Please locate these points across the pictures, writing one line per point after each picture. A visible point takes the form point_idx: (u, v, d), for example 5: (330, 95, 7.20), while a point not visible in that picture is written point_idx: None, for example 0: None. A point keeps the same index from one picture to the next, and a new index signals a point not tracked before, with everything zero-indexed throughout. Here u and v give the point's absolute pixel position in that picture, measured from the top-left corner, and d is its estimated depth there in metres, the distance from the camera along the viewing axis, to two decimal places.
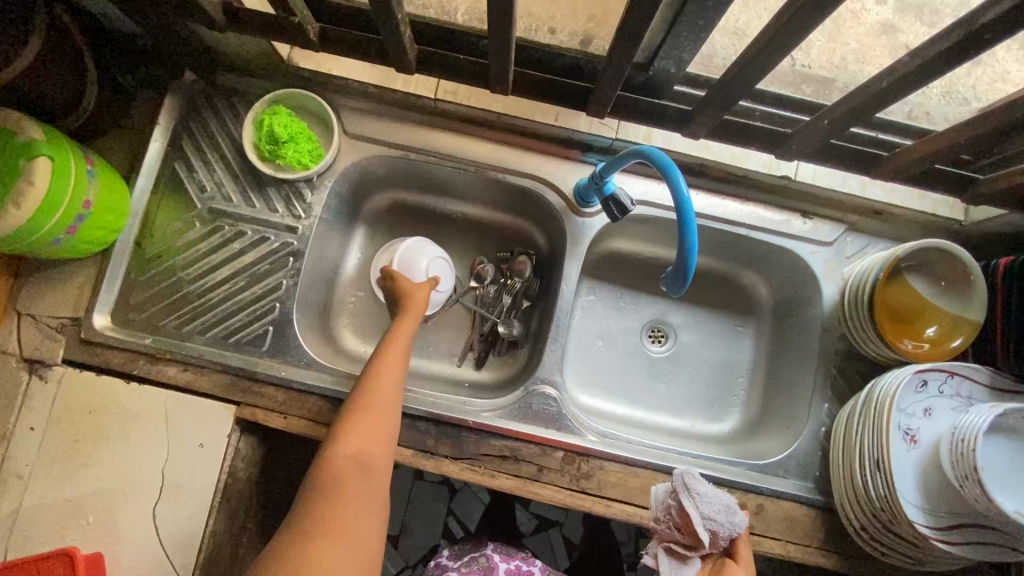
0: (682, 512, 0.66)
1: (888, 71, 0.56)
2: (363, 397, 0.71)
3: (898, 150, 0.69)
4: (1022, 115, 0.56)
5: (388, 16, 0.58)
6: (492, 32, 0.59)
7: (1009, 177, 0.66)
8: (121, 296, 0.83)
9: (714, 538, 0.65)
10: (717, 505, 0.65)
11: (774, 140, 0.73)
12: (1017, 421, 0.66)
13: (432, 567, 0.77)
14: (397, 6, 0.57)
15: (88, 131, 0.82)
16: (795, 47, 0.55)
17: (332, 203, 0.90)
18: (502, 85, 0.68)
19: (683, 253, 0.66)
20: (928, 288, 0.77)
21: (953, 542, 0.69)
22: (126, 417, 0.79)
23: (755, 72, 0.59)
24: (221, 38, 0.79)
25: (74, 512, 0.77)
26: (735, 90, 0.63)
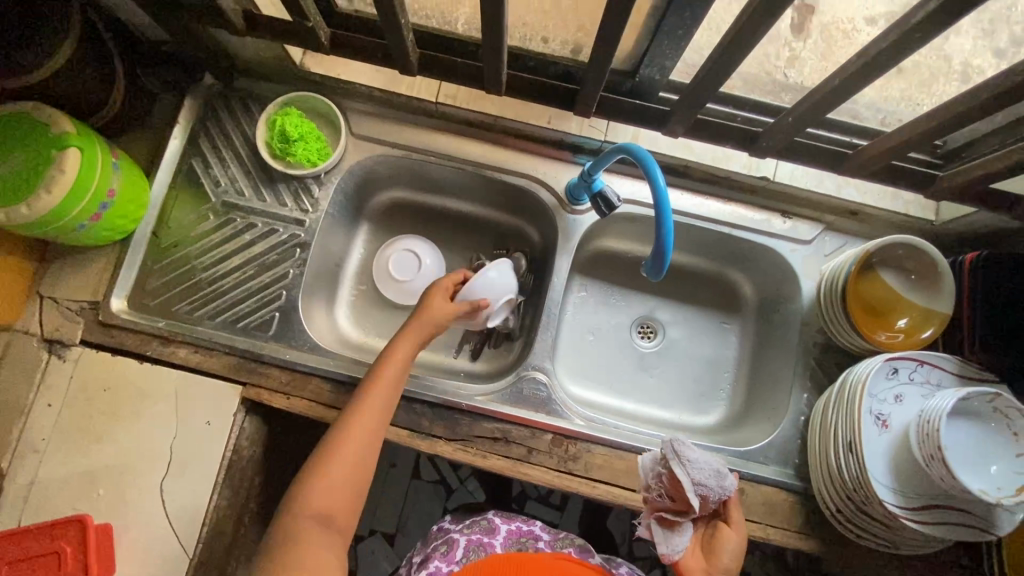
0: (673, 479, 0.68)
1: (841, 72, 0.62)
2: (342, 436, 0.71)
3: (861, 148, 0.75)
4: (967, 113, 0.61)
5: (392, 21, 0.64)
6: (487, 36, 0.65)
7: (967, 174, 0.71)
8: (138, 282, 0.88)
9: (704, 502, 0.68)
10: (708, 471, 0.67)
11: (750, 141, 0.79)
12: (981, 403, 0.70)
13: (437, 530, 0.81)
14: (401, 12, 0.63)
15: (114, 129, 0.88)
16: (754, 49, 0.60)
17: (338, 198, 0.95)
18: (497, 87, 0.74)
19: (661, 241, 0.71)
20: (900, 283, 0.82)
21: (923, 523, 0.72)
22: (138, 395, 0.83)
23: (722, 73, 0.64)
24: (241, 44, 0.86)
25: (86, 484, 0.81)
26: (709, 91, 0.68)
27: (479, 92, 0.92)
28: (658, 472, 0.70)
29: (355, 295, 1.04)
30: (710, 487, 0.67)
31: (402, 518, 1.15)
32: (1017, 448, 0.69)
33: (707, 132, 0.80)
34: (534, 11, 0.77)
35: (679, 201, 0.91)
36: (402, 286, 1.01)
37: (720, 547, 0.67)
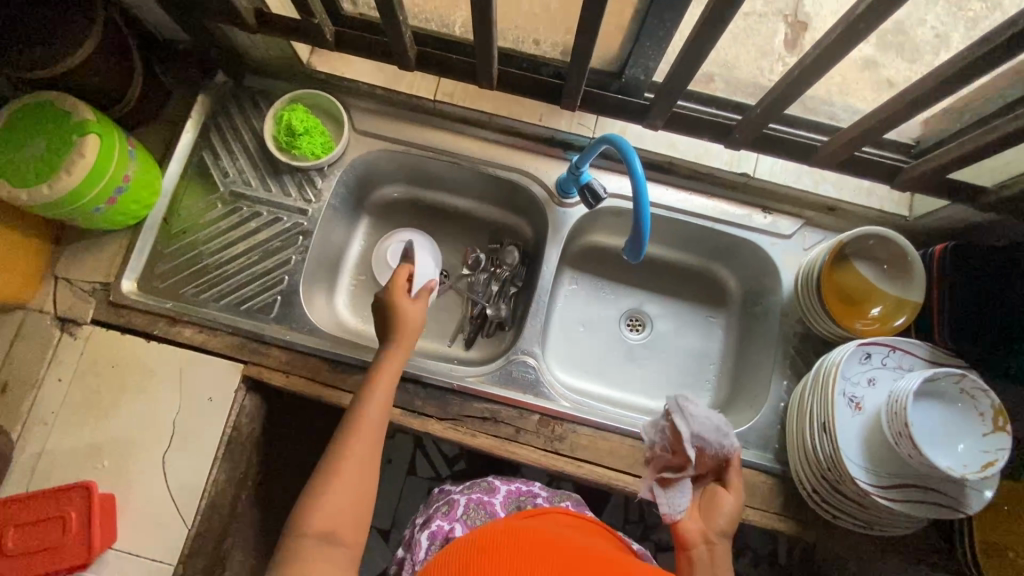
0: (676, 432, 0.76)
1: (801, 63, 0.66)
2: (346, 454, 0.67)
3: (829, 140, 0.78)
4: (923, 106, 0.65)
5: (391, 18, 0.69)
6: (479, 32, 0.70)
7: (930, 166, 0.75)
8: (148, 265, 0.93)
9: (704, 457, 0.74)
10: (708, 424, 0.74)
11: (729, 137, 0.83)
12: (949, 385, 0.73)
13: (439, 491, 0.87)
14: (399, 9, 0.69)
15: (131, 121, 0.93)
16: (719, 42, 0.65)
17: (340, 190, 1.00)
18: (489, 82, 0.79)
19: (639, 224, 0.76)
20: (874, 273, 0.85)
21: (894, 500, 0.75)
22: (144, 371, 0.87)
23: (692, 66, 0.69)
24: (252, 43, 0.91)
25: (91, 455, 0.84)
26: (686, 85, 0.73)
27: (474, 91, 0.97)
28: (663, 429, 0.78)
29: (354, 285, 1.08)
30: (708, 438, 0.73)
31: (396, 508, 1.18)
32: (984, 429, 0.72)
33: (688, 128, 0.85)
34: (525, 14, 0.82)
35: (664, 196, 0.96)
36: None
37: (719, 506, 0.69)
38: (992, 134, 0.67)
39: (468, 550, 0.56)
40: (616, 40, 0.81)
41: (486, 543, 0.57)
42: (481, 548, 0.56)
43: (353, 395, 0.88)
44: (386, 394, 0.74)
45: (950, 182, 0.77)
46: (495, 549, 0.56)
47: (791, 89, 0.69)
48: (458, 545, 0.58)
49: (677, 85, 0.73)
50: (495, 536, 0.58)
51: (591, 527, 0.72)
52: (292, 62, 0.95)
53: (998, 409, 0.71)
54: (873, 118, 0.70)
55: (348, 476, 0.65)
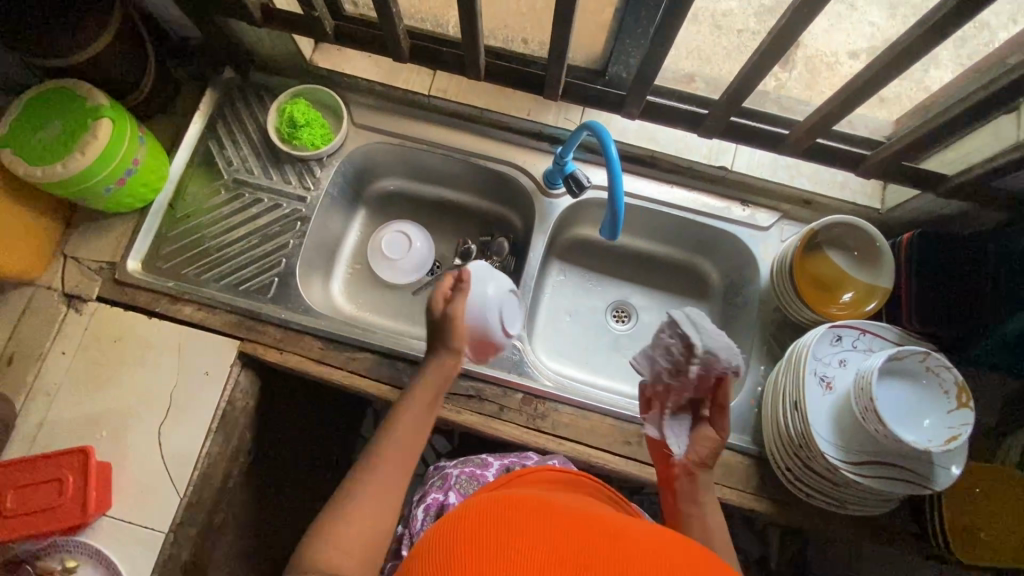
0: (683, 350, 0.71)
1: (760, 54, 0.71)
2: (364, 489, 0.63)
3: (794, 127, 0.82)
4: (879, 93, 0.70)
5: (386, 12, 0.75)
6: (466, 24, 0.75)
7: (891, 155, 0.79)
8: (152, 247, 0.97)
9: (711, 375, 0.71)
10: (720, 343, 0.68)
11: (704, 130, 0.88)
12: (915, 363, 0.75)
13: (433, 468, 0.90)
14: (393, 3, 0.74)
15: (143, 111, 0.99)
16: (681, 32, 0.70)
17: (338, 180, 1.05)
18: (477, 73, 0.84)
19: (614, 206, 0.79)
20: (846, 260, 0.89)
21: (864, 476, 0.77)
22: (145, 346, 0.91)
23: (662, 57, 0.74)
24: (257, 38, 0.97)
25: (90, 425, 0.87)
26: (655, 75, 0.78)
27: (467, 87, 1.02)
28: (669, 349, 0.73)
29: (350, 273, 1.12)
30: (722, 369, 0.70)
31: None
32: (949, 405, 0.75)
33: (667, 121, 0.89)
34: (514, 15, 0.87)
35: (647, 188, 1.00)
36: (394, 264, 1.10)
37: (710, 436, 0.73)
38: (948, 123, 0.71)
39: (468, 518, 0.51)
40: (598, 37, 0.86)
41: (489, 508, 0.52)
42: (482, 514, 0.51)
43: (344, 371, 0.91)
44: (416, 435, 0.71)
45: (914, 172, 0.81)
46: (500, 516, 0.51)
47: (757, 79, 0.73)
48: (455, 515, 0.52)
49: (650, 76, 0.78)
50: (495, 505, 0.53)
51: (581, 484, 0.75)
52: (296, 59, 1.01)
53: (962, 386, 0.74)
54: (836, 108, 0.74)
55: (365, 508, 0.62)
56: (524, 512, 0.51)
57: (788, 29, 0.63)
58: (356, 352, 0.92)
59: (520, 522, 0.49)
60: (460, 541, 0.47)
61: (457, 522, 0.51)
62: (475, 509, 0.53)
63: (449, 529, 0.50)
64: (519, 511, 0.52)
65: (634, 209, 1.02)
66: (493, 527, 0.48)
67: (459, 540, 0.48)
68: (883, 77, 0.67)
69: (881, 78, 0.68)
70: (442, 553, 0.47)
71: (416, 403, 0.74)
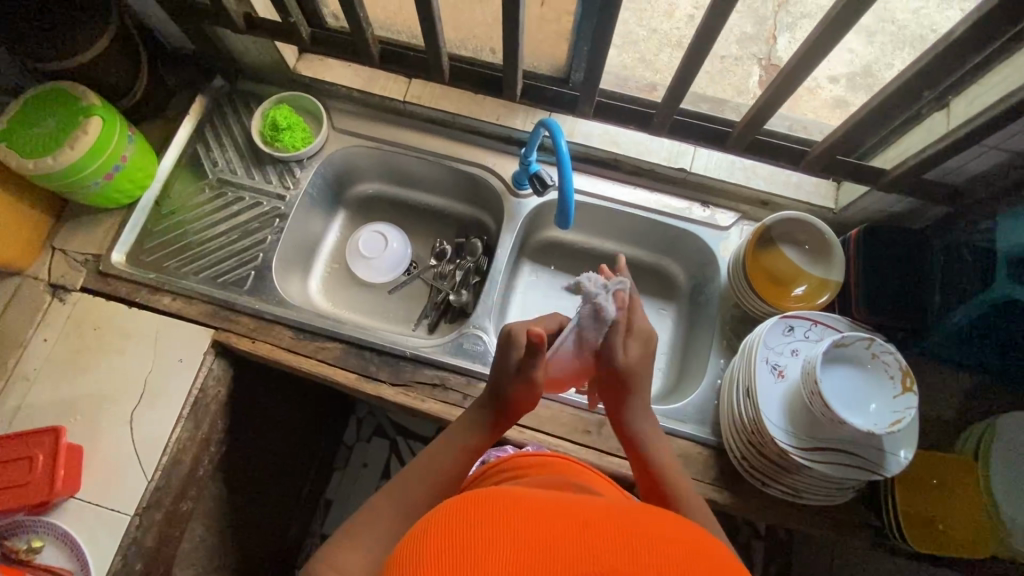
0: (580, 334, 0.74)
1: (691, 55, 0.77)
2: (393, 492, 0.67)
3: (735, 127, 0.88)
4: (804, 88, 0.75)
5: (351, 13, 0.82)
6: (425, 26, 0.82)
7: (825, 151, 0.84)
8: (137, 242, 1.02)
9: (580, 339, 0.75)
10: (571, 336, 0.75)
11: (655, 128, 0.93)
12: (859, 349, 0.77)
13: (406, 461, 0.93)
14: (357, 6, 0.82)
15: (135, 115, 1.05)
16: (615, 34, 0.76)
17: (317, 181, 1.10)
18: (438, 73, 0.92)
19: (563, 197, 0.84)
20: (797, 253, 0.93)
21: (817, 463, 0.78)
22: (123, 334, 0.94)
23: (602, 56, 0.80)
24: (245, 48, 1.04)
25: (66, 408, 0.90)
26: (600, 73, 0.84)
27: (439, 93, 1.07)
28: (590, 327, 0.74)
29: (328, 271, 1.16)
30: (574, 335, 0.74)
31: None
32: (895, 390, 0.76)
33: (622, 121, 0.94)
34: (481, 25, 0.93)
35: (610, 189, 1.04)
36: (370, 262, 1.13)
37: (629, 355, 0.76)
38: (872, 117, 0.76)
39: (476, 504, 0.44)
40: (556, 46, 0.93)
41: (499, 499, 0.45)
42: (489, 504, 0.44)
43: (313, 360, 0.94)
44: (454, 479, 0.69)
45: (852, 167, 0.85)
46: (509, 510, 0.43)
47: (693, 78, 0.79)
48: (459, 499, 0.45)
49: (597, 74, 0.84)
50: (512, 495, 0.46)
51: (551, 462, 0.72)
52: (281, 68, 1.08)
53: (906, 370, 0.76)
54: (771, 104, 0.79)
55: (373, 538, 0.62)
56: (539, 510, 0.43)
57: (710, 27, 0.70)
58: (326, 341, 0.96)
59: (531, 520, 0.42)
60: (456, 534, 0.41)
61: (458, 510, 0.44)
62: (482, 496, 0.45)
63: (450, 514, 0.44)
64: (533, 506, 0.44)
65: (598, 210, 1.06)
66: (496, 523, 0.42)
67: (455, 538, 0.41)
68: (803, 72, 0.72)
69: (802, 73, 0.73)
70: (428, 544, 0.41)
71: (450, 443, 0.72)
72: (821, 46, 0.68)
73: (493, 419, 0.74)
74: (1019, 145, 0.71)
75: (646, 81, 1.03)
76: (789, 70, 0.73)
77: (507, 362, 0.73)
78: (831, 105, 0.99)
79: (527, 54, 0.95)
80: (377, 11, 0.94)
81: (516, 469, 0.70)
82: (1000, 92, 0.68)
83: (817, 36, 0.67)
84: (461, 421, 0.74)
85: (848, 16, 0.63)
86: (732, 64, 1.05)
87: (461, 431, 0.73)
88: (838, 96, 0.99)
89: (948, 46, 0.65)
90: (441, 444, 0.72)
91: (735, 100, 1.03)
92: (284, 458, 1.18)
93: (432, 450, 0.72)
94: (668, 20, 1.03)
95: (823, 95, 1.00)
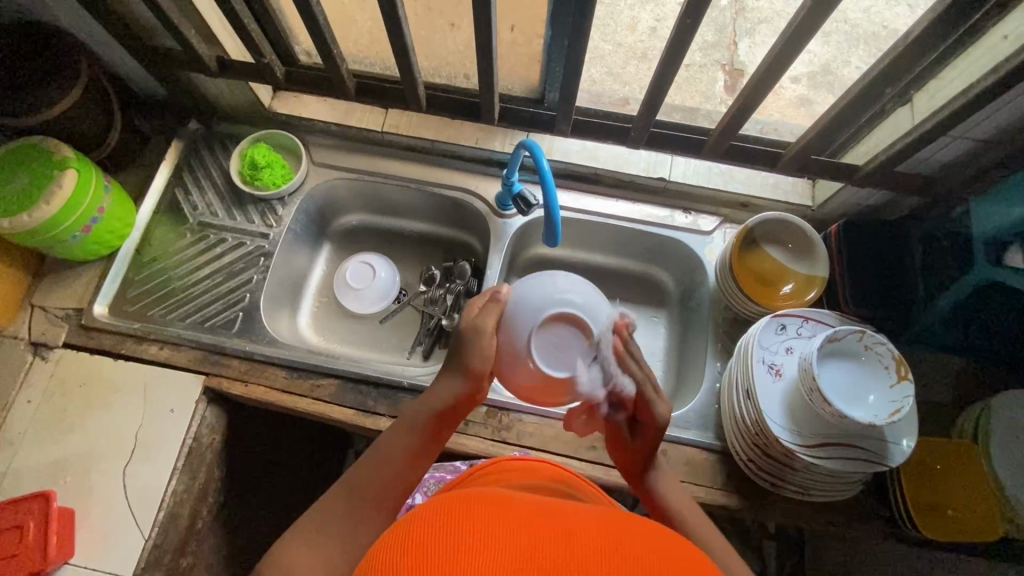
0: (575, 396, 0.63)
1: (660, 74, 0.79)
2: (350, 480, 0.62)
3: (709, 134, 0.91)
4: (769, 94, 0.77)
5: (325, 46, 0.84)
6: (399, 54, 0.83)
7: (797, 150, 0.87)
8: (120, 292, 1.00)
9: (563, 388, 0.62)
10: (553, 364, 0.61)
11: (625, 137, 0.95)
12: (852, 342, 0.79)
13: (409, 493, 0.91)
14: (330, 41, 0.84)
15: (111, 164, 1.04)
16: (584, 57, 0.78)
17: (300, 216, 1.09)
18: (415, 101, 0.93)
19: (548, 213, 0.85)
20: (781, 253, 0.95)
21: (822, 458, 0.78)
22: (110, 388, 0.92)
23: (573, 76, 0.82)
24: (219, 91, 1.05)
25: (54, 471, 0.87)
26: (572, 92, 0.85)
27: (417, 121, 1.08)
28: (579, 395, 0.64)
29: (317, 306, 1.14)
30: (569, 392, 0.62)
31: None
32: (891, 379, 0.77)
33: (599, 136, 0.96)
34: (452, 52, 0.95)
35: (593, 203, 1.06)
36: (359, 294, 1.12)
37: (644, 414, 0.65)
38: (840, 116, 0.79)
39: (467, 505, 0.42)
40: (528, 68, 0.95)
41: (492, 505, 0.42)
42: (473, 502, 0.42)
43: (308, 399, 0.93)
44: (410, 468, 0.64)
45: (825, 164, 0.88)
46: (506, 516, 0.40)
47: (665, 90, 0.81)
48: (433, 502, 0.43)
49: (570, 93, 0.85)
50: (511, 503, 0.43)
51: (552, 472, 0.70)
52: (256, 108, 1.08)
53: (900, 359, 0.77)
54: (740, 109, 0.81)
55: (325, 538, 0.57)
56: (538, 520, 0.40)
57: (679, 38, 0.72)
58: (321, 378, 0.94)
59: (529, 529, 0.39)
60: (440, 529, 0.39)
61: (446, 506, 0.42)
62: (474, 498, 0.43)
63: (430, 510, 0.41)
64: (532, 517, 0.41)
65: (582, 224, 1.07)
66: (485, 529, 0.39)
67: (439, 523, 0.39)
68: (774, 74, 0.74)
69: (770, 78, 0.75)
70: (408, 537, 0.39)
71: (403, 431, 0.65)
72: (788, 50, 0.70)
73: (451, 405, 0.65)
74: (981, 132, 0.74)
75: (619, 95, 1.05)
76: (759, 75, 0.75)
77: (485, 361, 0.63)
78: (797, 103, 1.02)
79: (501, 77, 0.97)
80: (349, 45, 0.96)
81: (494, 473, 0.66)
82: (960, 84, 0.71)
83: (782, 43, 0.69)
84: (420, 403, 0.66)
85: (811, 22, 0.65)
86: (697, 71, 1.07)
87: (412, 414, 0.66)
88: (803, 95, 1.02)
89: (905, 45, 0.68)
90: (397, 430, 0.65)
91: (704, 107, 1.04)
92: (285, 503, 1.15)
93: (387, 437, 0.65)
94: (631, 34, 1.07)
95: (788, 95, 1.02)
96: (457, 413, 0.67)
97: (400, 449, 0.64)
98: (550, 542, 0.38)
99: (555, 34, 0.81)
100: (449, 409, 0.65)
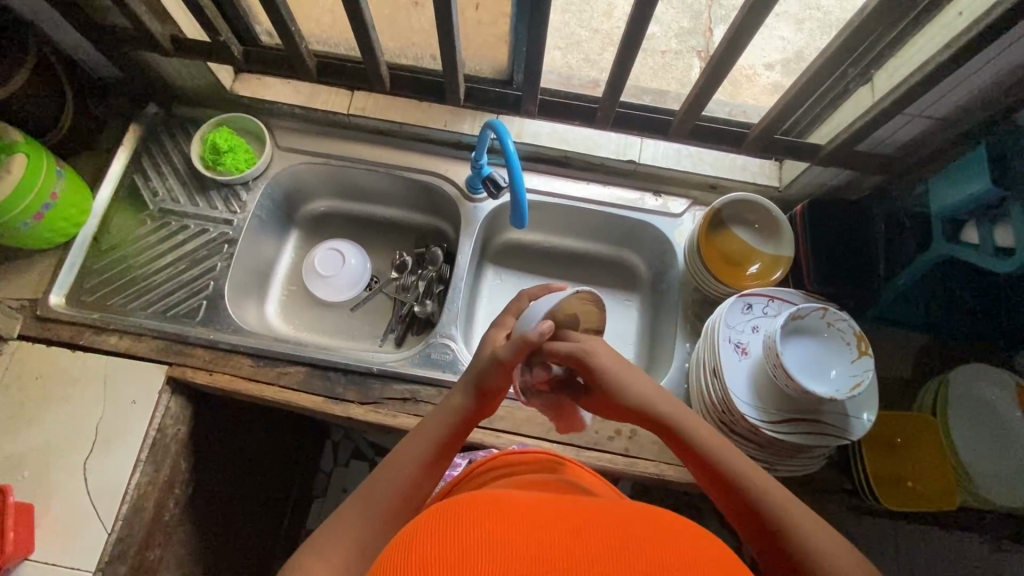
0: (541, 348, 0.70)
1: (622, 54, 0.79)
2: (379, 480, 0.62)
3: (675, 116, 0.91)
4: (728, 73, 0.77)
5: (281, 25, 0.82)
6: (358, 35, 0.82)
7: (761, 129, 0.88)
8: (77, 282, 0.97)
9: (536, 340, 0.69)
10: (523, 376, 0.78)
11: (592, 119, 0.95)
12: (815, 320, 0.80)
13: None
14: (288, 20, 0.82)
15: (64, 149, 1.00)
16: (545, 37, 0.77)
17: (265, 203, 1.07)
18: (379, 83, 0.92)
19: (515, 195, 0.84)
20: (748, 233, 0.95)
21: (786, 433, 0.79)
22: (70, 380, 0.89)
23: (535, 56, 0.81)
24: (176, 73, 1.02)
25: (10, 467, 0.84)
26: (535, 73, 0.85)
27: (384, 103, 1.06)
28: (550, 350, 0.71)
29: (285, 294, 1.12)
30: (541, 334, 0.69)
31: None
32: (852, 355, 0.79)
33: (566, 118, 0.96)
34: (417, 34, 0.93)
35: (564, 187, 1.05)
36: (328, 281, 1.10)
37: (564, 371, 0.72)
38: (800, 94, 0.80)
39: (478, 507, 0.41)
40: (495, 49, 0.93)
41: (495, 507, 0.42)
42: (479, 504, 0.42)
43: (275, 387, 0.91)
44: (432, 466, 0.64)
45: (788, 145, 0.89)
46: (519, 519, 0.40)
47: (629, 72, 0.81)
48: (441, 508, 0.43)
49: (532, 73, 0.85)
50: (524, 504, 0.43)
51: (554, 464, 0.68)
52: (218, 90, 1.06)
53: (860, 334, 0.78)
54: (702, 90, 0.82)
55: (342, 539, 0.57)
56: (540, 519, 0.40)
57: (638, 19, 0.71)
58: (287, 366, 0.92)
59: (539, 529, 0.38)
60: (443, 533, 0.39)
61: (455, 507, 0.42)
62: (476, 501, 0.43)
63: (436, 515, 0.42)
64: (537, 517, 0.41)
65: (551, 207, 1.07)
66: (485, 531, 0.38)
67: (443, 526, 0.39)
68: (735, 53, 0.74)
69: (729, 57, 0.75)
70: (413, 543, 0.39)
71: (425, 434, 0.67)
72: (748, 27, 0.69)
73: (477, 402, 0.68)
74: (937, 111, 0.75)
75: (590, 79, 1.01)
76: (720, 54, 0.75)
77: (495, 384, 0.68)
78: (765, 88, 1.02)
79: (468, 58, 0.96)
80: (310, 25, 0.94)
81: (495, 468, 0.66)
82: (915, 63, 0.72)
83: (742, 20, 0.69)
84: (435, 414, 0.68)
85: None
86: (673, 58, 1.03)
87: (438, 417, 0.68)
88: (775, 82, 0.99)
89: (861, 23, 0.69)
90: (412, 438, 0.66)
91: (676, 91, 1.04)
92: (257, 494, 1.13)
93: (404, 443, 0.66)
94: (607, 20, 0.98)
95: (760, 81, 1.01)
96: (473, 421, 0.69)
97: (416, 450, 0.65)
98: (553, 540, 0.37)
99: (519, 12, 0.80)
100: (460, 419, 0.68)
